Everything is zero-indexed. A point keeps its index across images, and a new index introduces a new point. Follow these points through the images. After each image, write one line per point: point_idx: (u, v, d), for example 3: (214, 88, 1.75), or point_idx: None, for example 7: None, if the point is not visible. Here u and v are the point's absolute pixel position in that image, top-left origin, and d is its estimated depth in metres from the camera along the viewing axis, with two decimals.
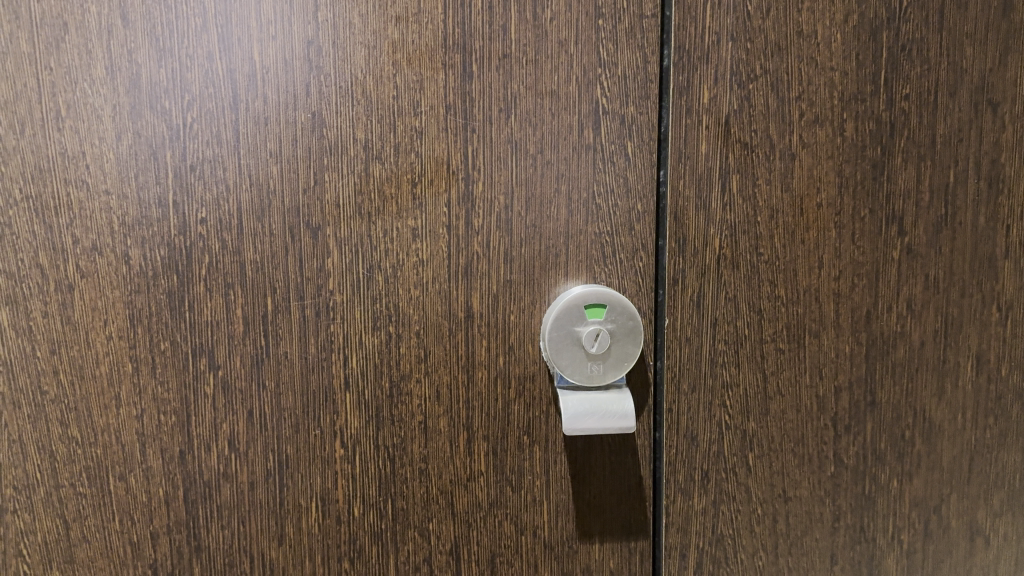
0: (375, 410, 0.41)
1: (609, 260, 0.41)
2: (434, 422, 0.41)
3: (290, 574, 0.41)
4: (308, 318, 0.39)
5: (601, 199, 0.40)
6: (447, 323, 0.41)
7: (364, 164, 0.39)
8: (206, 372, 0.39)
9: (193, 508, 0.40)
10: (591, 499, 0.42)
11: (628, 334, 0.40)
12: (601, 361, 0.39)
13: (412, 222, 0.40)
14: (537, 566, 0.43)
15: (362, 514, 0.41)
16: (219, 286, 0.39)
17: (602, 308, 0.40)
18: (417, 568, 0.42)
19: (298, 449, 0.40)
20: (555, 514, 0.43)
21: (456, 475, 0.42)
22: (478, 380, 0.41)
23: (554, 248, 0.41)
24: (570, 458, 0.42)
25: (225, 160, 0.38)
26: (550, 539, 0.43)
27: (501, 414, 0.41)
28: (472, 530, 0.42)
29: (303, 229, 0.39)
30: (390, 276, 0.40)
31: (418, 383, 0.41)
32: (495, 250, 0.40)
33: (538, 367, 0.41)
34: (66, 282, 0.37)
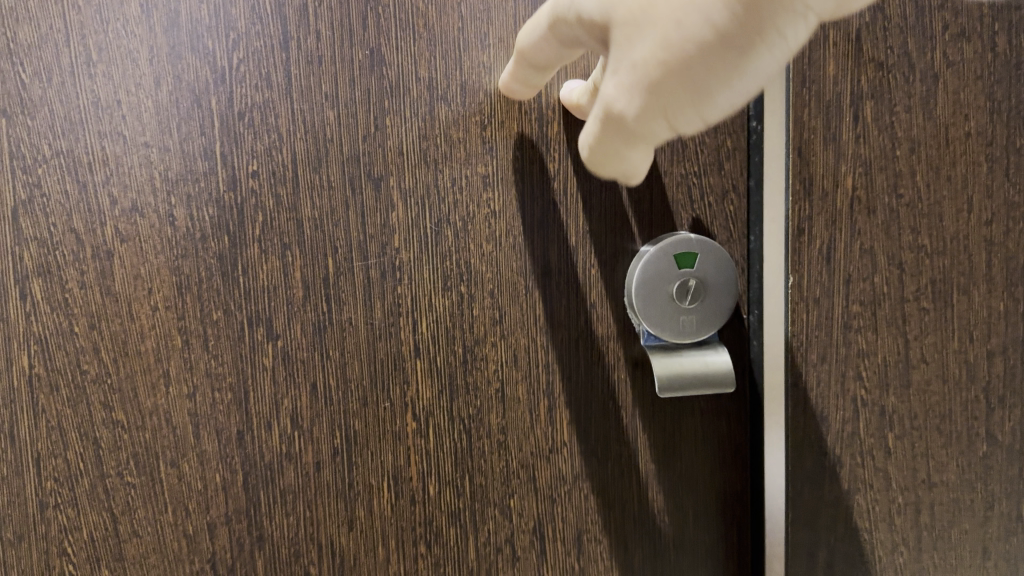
0: (447, 378, 0.36)
1: (696, 203, 0.36)
2: (512, 390, 0.37)
3: (362, 562, 0.37)
4: (372, 280, 0.35)
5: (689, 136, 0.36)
6: (523, 281, 0.36)
7: (429, 106, 0.34)
8: (264, 343, 0.35)
9: (254, 494, 0.36)
10: (684, 471, 0.38)
11: (722, 285, 0.35)
12: (695, 315, 0.35)
13: (483, 168, 0.35)
14: (628, 544, 0.38)
15: (437, 494, 0.37)
16: (273, 248, 0.34)
17: (693, 257, 0.35)
18: (499, 550, 0.37)
19: (367, 423, 0.36)
20: (646, 488, 0.38)
21: (538, 446, 0.37)
22: (559, 342, 0.37)
23: (637, 194, 0.36)
24: (660, 426, 0.37)
25: (276, 106, 0.34)
26: (642, 515, 0.38)
27: (584, 379, 0.37)
28: (557, 509, 0.38)
29: (364, 181, 0.34)
30: (462, 230, 0.35)
31: (494, 346, 0.36)
32: (574, 198, 0.36)
33: (627, 327, 0.37)
34: (105, 249, 0.33)
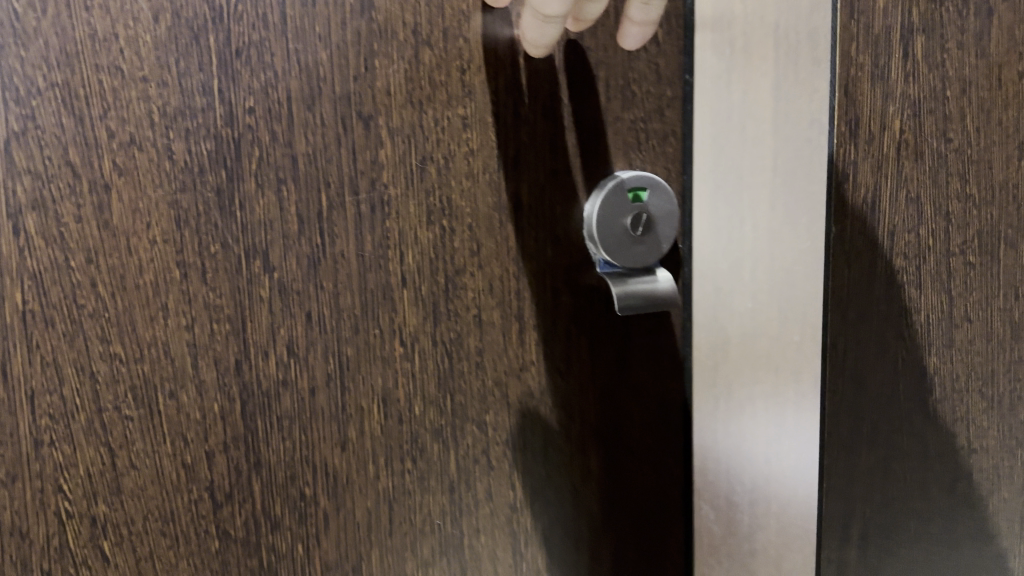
0: (431, 305, 0.39)
1: (642, 146, 0.41)
2: (488, 315, 0.40)
3: (354, 480, 0.40)
4: (363, 214, 0.38)
5: (636, 87, 0.41)
6: (498, 215, 0.40)
7: (414, 50, 0.37)
8: (260, 275, 0.37)
9: (251, 421, 0.38)
10: (631, 382, 0.43)
11: (669, 222, 0.39)
12: (645, 243, 0.39)
13: (462, 110, 0.38)
14: (587, 451, 0.42)
15: (421, 412, 0.40)
16: (270, 182, 0.36)
17: (643, 193, 0.39)
18: (476, 462, 0.41)
19: (357, 350, 0.39)
20: (599, 400, 0.42)
21: (509, 364, 0.41)
22: (528, 271, 0.40)
23: (595, 137, 0.40)
24: (613, 343, 0.42)
25: (272, 45, 0.35)
26: (596, 424, 0.42)
27: (548, 304, 0.41)
28: (528, 413, 0.42)
29: (354, 119, 0.37)
30: (443, 166, 0.39)
31: (473, 276, 0.40)
32: (542, 138, 0.40)
33: (587, 256, 0.41)
34: (101, 182, 0.34)
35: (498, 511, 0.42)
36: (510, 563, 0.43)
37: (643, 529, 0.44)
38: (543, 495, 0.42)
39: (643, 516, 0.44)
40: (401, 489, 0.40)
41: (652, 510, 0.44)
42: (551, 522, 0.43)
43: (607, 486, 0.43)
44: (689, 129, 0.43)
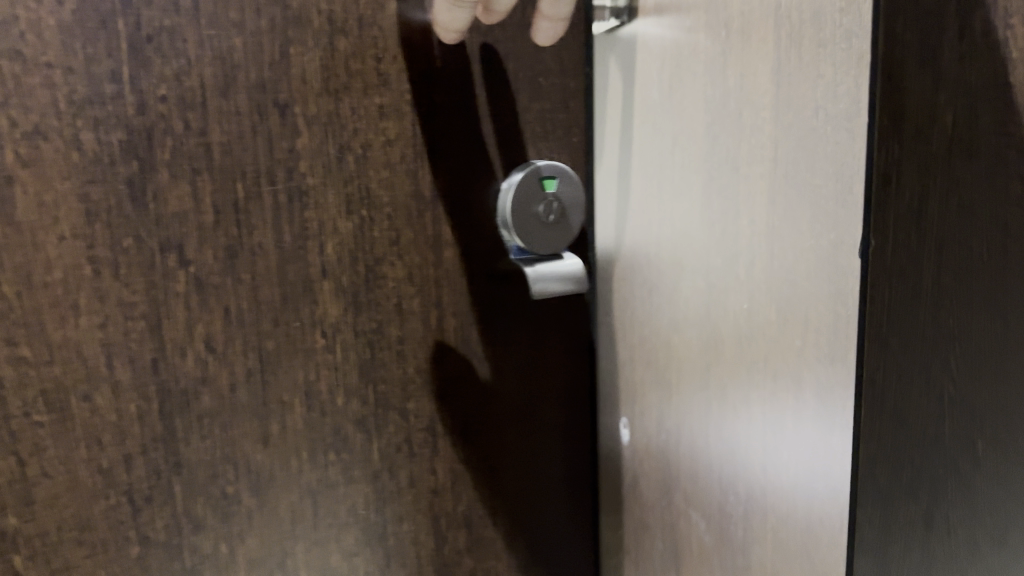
0: (352, 296, 0.39)
1: (550, 138, 0.42)
2: (409, 303, 0.41)
3: (278, 477, 0.39)
4: (280, 205, 0.37)
5: (546, 77, 0.41)
6: (416, 203, 0.40)
7: (330, 38, 0.37)
8: (177, 269, 0.36)
9: (170, 422, 0.36)
10: (545, 364, 0.44)
11: (578, 205, 0.40)
12: (556, 230, 0.40)
13: (379, 99, 0.38)
14: (504, 431, 0.44)
15: (345, 404, 0.40)
16: (184, 172, 0.35)
17: (552, 180, 0.40)
18: (398, 449, 0.42)
19: (280, 342, 0.38)
20: (514, 383, 0.44)
21: (430, 352, 0.41)
22: (447, 259, 0.41)
23: (506, 127, 0.41)
24: (528, 326, 0.43)
25: (185, 30, 0.34)
26: (511, 405, 0.44)
27: (466, 290, 0.42)
28: (449, 403, 0.42)
29: (271, 107, 0.36)
30: (361, 156, 0.38)
31: (393, 265, 0.40)
32: (455, 127, 0.40)
33: (500, 243, 0.42)
34: (4, 172, 0.32)
35: (420, 497, 0.43)
36: (433, 546, 0.43)
37: (563, 508, 0.46)
38: (466, 480, 0.44)
39: (562, 497, 0.46)
40: (325, 480, 0.40)
41: (570, 492, 0.46)
42: (473, 509, 0.44)
43: (527, 469, 0.45)
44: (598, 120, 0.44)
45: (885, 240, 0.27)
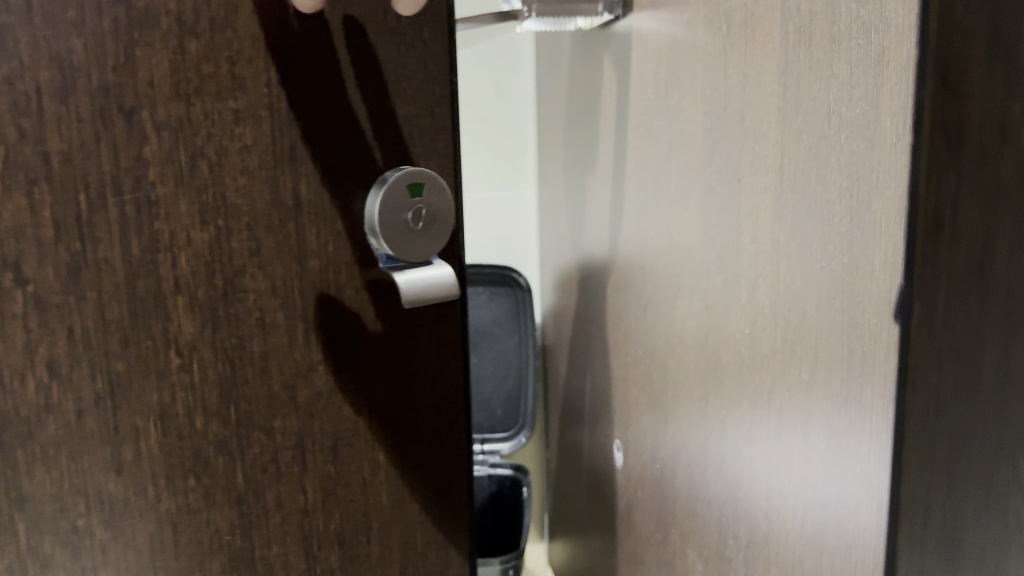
0: (207, 311, 0.38)
1: (417, 141, 0.42)
2: (272, 316, 0.40)
3: (131, 505, 0.38)
4: (127, 216, 0.36)
5: (410, 82, 0.41)
6: (277, 212, 0.39)
7: (178, 40, 0.36)
8: (13, 288, 0.35)
9: (10, 451, 0.36)
10: (415, 372, 0.44)
11: (443, 211, 0.41)
12: (424, 237, 0.40)
13: (234, 102, 0.38)
14: (375, 444, 0.44)
15: (204, 426, 0.39)
16: (19, 183, 0.34)
17: (420, 186, 0.40)
18: (264, 470, 0.41)
19: (130, 364, 0.37)
20: (381, 392, 0.44)
21: (298, 365, 0.41)
22: (312, 269, 0.40)
23: (371, 129, 0.41)
24: (396, 334, 0.43)
25: (16, 30, 0.33)
26: (382, 415, 0.44)
27: (334, 299, 0.41)
28: (319, 413, 0.42)
29: (114, 111, 0.35)
30: (215, 162, 0.38)
31: (253, 277, 0.39)
32: (315, 131, 0.39)
33: (369, 250, 0.42)
34: None
35: (289, 519, 0.42)
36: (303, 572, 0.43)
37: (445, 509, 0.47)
38: (335, 494, 0.43)
39: (443, 496, 0.47)
40: (186, 509, 0.40)
41: (453, 490, 0.47)
42: (341, 520, 0.44)
43: (403, 472, 0.45)
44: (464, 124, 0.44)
45: (932, 279, 0.37)
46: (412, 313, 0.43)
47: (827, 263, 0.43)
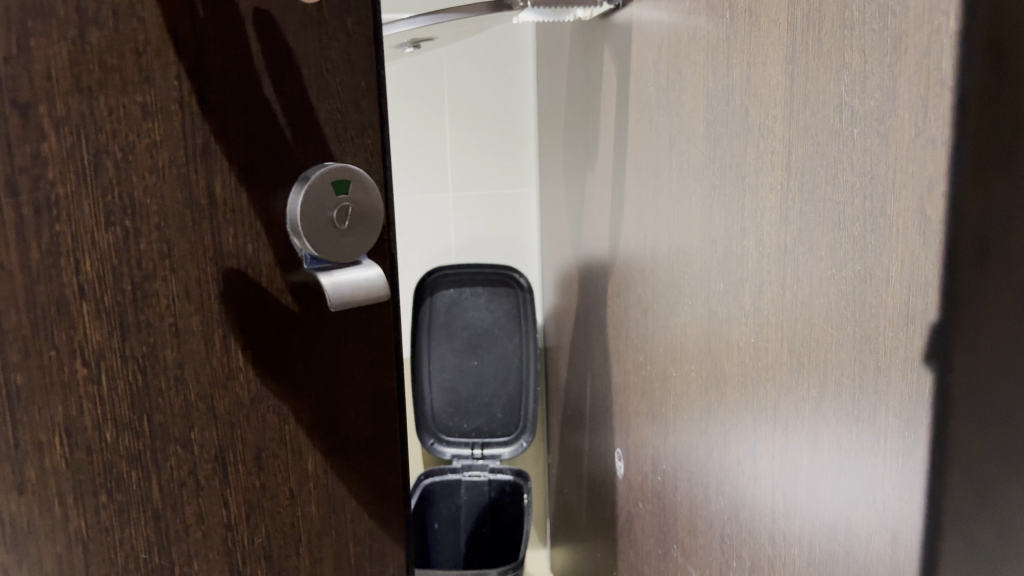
0: (116, 317, 0.39)
1: (344, 137, 0.45)
2: (186, 323, 0.41)
3: (38, 522, 0.39)
4: (25, 217, 0.36)
5: (331, 77, 0.44)
6: (189, 212, 0.40)
7: (78, 30, 0.36)
8: None
9: None
10: (345, 376, 0.48)
11: (369, 209, 0.45)
12: (349, 236, 0.44)
13: (141, 98, 0.38)
14: (302, 449, 0.47)
15: (115, 437, 0.40)
16: None
17: (345, 184, 0.44)
18: (182, 483, 0.42)
19: (32, 373, 0.38)
20: (311, 398, 0.47)
21: (215, 375, 0.43)
22: (229, 274, 0.42)
23: (295, 127, 0.43)
24: (328, 339, 0.47)
25: None
26: (311, 422, 0.47)
27: (255, 305, 0.43)
28: (239, 426, 0.44)
29: (7, 105, 0.35)
30: (120, 160, 0.38)
31: (165, 282, 0.40)
32: (232, 128, 0.41)
33: (292, 250, 0.44)
34: None
35: (212, 534, 0.44)
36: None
37: (365, 509, 0.51)
38: (260, 507, 0.46)
39: (365, 496, 0.51)
40: (97, 526, 0.41)
41: (374, 490, 0.51)
42: (267, 535, 0.46)
43: (326, 479, 0.48)
44: (383, 125, 0.47)
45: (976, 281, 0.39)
46: (326, 331, 0.47)
47: (836, 269, 0.51)
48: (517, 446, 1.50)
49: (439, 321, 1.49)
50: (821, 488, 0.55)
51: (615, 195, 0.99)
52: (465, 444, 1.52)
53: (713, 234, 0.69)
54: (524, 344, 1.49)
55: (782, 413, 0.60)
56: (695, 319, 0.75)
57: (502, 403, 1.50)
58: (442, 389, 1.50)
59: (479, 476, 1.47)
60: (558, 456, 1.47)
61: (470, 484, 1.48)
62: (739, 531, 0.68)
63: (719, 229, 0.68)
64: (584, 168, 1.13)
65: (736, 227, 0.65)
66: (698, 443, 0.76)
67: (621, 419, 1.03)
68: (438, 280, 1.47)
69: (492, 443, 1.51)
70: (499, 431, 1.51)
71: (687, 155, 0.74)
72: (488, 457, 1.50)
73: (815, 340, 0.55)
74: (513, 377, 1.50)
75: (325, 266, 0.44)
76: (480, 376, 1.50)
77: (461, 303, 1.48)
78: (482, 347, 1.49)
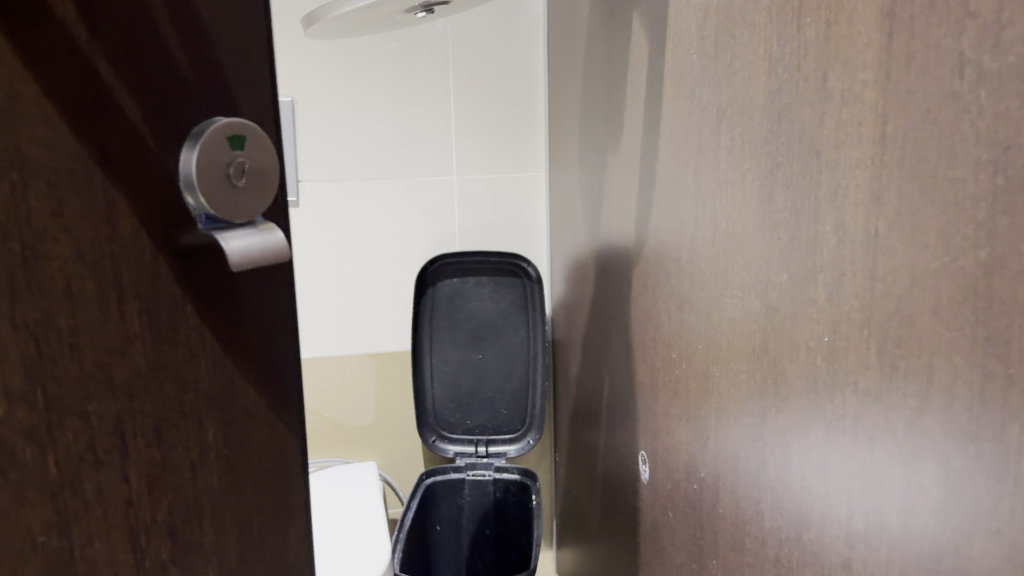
0: (4, 277, 0.31)
1: (232, 88, 0.39)
2: (79, 282, 0.34)
3: None
4: None
5: (224, 19, 0.38)
6: (82, 165, 0.33)
7: None
8: None
9: None
10: (242, 343, 0.42)
11: (265, 166, 0.39)
12: (248, 195, 0.38)
13: (28, 35, 0.30)
14: (203, 423, 0.40)
15: (7, 412, 0.32)
16: None
17: (241, 139, 0.38)
18: (81, 459, 0.34)
19: None
20: (209, 363, 0.40)
21: (114, 343, 0.35)
22: (122, 224, 0.35)
23: (186, 74, 0.37)
24: (221, 296, 0.40)
25: None
26: (212, 391, 0.40)
27: (148, 257, 0.36)
28: (136, 399, 0.36)
29: None
30: (10, 105, 0.30)
31: (57, 240, 0.33)
32: (127, 72, 0.34)
33: (180, 209, 0.37)
34: None
35: (112, 511, 0.36)
36: (130, 569, 0.37)
37: (264, 493, 0.44)
38: (163, 482, 0.38)
39: (260, 476, 0.44)
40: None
41: (272, 468, 0.45)
42: (169, 520, 0.39)
43: (228, 456, 0.41)
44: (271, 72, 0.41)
45: None
46: (217, 284, 0.40)
47: (952, 259, 0.44)
48: (523, 443, 1.42)
49: (442, 312, 1.40)
50: (916, 511, 0.48)
51: (643, 176, 0.90)
52: (468, 441, 1.43)
53: (774, 219, 0.61)
54: (531, 336, 1.41)
55: (868, 424, 0.52)
56: (748, 313, 0.67)
57: (507, 398, 1.42)
58: (443, 383, 1.42)
59: (484, 476, 1.39)
60: (567, 454, 1.39)
61: (474, 484, 1.40)
62: (801, 552, 0.61)
63: (782, 211, 0.60)
64: (603, 148, 1.04)
65: (807, 209, 0.57)
66: (748, 450, 0.68)
67: (646, 419, 0.95)
68: (441, 269, 1.38)
69: (497, 441, 1.43)
70: (503, 428, 1.43)
71: (739, 130, 0.66)
72: (493, 455, 1.42)
73: (916, 339, 0.47)
74: (518, 370, 1.42)
75: (220, 226, 0.39)
76: (484, 370, 1.42)
77: (464, 292, 1.40)
78: (486, 339, 1.41)
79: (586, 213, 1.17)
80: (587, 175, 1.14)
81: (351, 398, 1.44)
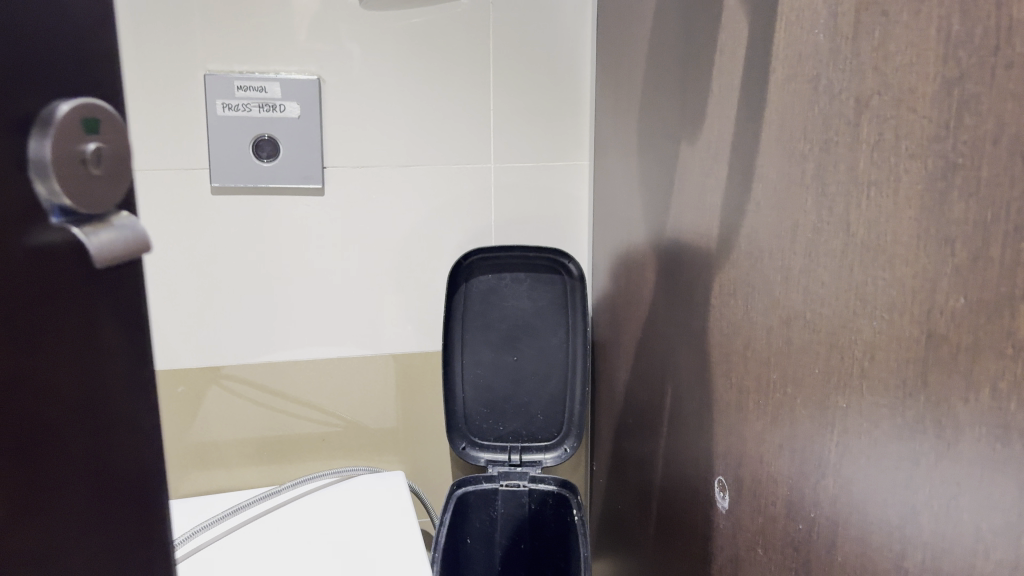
0: None
1: (72, 56, 0.35)
2: None
3: None
4: None
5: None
6: None
7: None
8: None
9: None
10: (92, 339, 0.37)
11: (118, 149, 0.37)
12: (106, 184, 0.36)
13: None
14: (56, 424, 0.35)
15: None
16: None
17: (98, 120, 0.36)
18: None
19: None
20: (55, 362, 0.35)
21: None
22: None
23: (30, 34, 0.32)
24: (62, 286, 0.35)
25: None
26: (63, 388, 0.35)
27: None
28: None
29: None
30: None
31: None
32: None
33: (23, 197, 0.33)
34: None
35: None
36: None
37: (126, 510, 0.40)
38: (18, 510, 0.33)
39: (128, 492, 0.40)
40: None
41: (138, 484, 0.41)
42: (20, 568, 0.33)
43: (90, 471, 0.37)
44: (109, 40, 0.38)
45: None
46: (58, 271, 0.35)
47: None
48: (560, 452, 1.32)
49: (475, 310, 1.30)
50: None
51: (734, 170, 0.80)
52: (500, 448, 1.34)
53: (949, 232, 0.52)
54: (570, 337, 1.31)
55: None
56: (900, 339, 0.57)
57: (543, 403, 1.32)
58: (475, 385, 1.31)
59: (519, 486, 1.30)
60: (608, 465, 1.28)
61: (508, 496, 1.30)
62: None
63: (964, 223, 0.51)
64: (673, 138, 0.94)
65: (1002, 224, 0.47)
66: (894, 497, 0.59)
67: (723, 442, 0.85)
68: (476, 264, 1.28)
69: (531, 448, 1.34)
70: (538, 435, 1.33)
71: (895, 124, 0.57)
72: (528, 464, 1.32)
73: None
74: (555, 374, 1.31)
75: (73, 220, 0.36)
76: (519, 372, 1.31)
77: (499, 289, 1.29)
78: (522, 340, 1.31)
79: (643, 207, 1.07)
80: (649, 165, 1.03)
81: (377, 402, 1.34)
